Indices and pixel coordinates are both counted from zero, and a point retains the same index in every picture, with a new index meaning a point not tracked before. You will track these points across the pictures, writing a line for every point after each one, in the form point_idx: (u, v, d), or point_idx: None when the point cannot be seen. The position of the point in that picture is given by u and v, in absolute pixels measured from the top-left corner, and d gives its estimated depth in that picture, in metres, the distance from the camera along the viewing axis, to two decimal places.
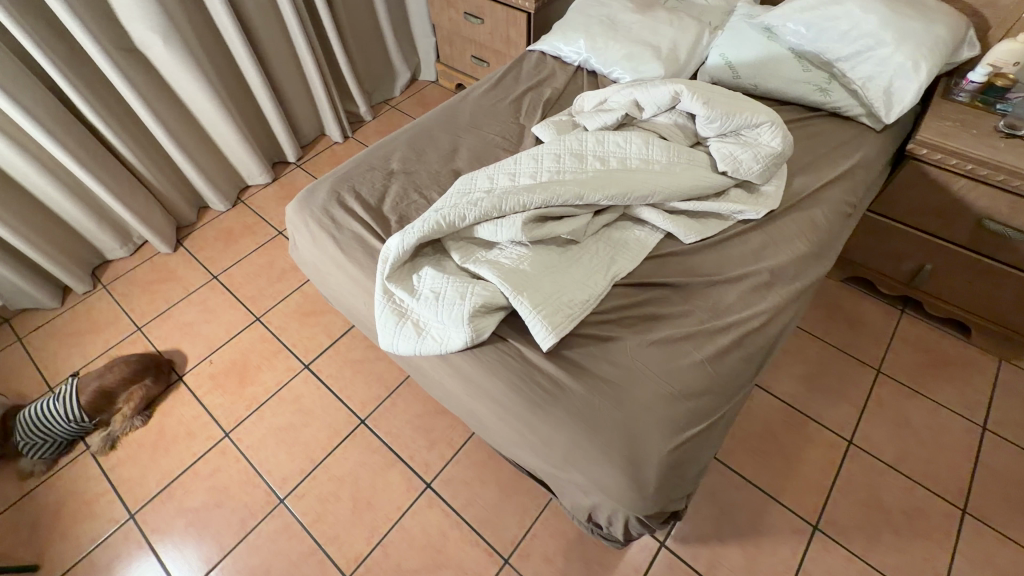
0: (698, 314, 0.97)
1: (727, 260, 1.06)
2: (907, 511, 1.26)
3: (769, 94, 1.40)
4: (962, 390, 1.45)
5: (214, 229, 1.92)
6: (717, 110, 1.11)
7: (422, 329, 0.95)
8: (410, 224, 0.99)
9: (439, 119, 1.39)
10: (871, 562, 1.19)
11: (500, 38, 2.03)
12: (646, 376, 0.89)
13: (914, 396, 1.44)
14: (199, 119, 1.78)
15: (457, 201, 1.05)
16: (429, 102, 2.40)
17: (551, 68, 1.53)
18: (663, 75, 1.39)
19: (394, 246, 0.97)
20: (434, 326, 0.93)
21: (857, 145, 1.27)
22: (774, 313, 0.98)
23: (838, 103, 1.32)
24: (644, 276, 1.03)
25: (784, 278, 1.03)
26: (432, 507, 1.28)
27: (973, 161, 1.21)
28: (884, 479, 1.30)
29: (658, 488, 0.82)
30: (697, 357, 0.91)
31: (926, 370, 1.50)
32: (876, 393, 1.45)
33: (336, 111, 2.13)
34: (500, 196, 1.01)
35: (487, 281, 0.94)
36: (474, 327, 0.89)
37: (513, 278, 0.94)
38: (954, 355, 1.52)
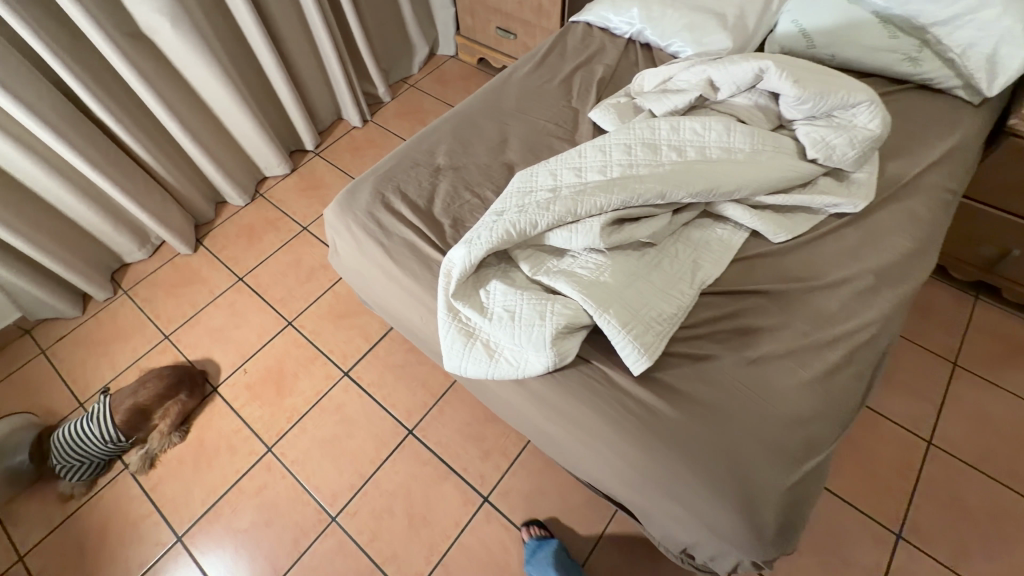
0: (800, 325, 0.87)
1: (824, 261, 0.95)
2: (995, 515, 1.18)
3: (848, 66, 1.26)
4: None
5: (234, 225, 1.81)
6: (809, 90, 0.98)
7: (494, 351, 0.86)
8: (475, 233, 0.89)
9: (481, 103, 1.26)
10: (959, 572, 1.13)
11: (529, 8, 1.86)
12: (751, 401, 0.80)
13: (996, 390, 1.35)
14: (214, 108, 1.64)
15: (523, 204, 0.94)
16: (450, 79, 2.24)
17: (600, 42, 1.38)
18: (731, 46, 1.24)
19: (458, 259, 0.88)
20: (509, 349, 0.84)
21: (954, 122, 1.13)
22: (882, 323, 0.89)
23: (929, 74, 1.18)
24: (733, 282, 0.93)
25: (890, 281, 0.93)
26: (492, 521, 1.22)
27: None
28: (968, 482, 1.23)
29: (775, 528, 0.74)
30: (806, 377, 0.82)
31: (1006, 361, 1.39)
32: (954, 388, 1.36)
33: (354, 93, 1.98)
34: (574, 199, 0.90)
35: (567, 297, 0.84)
36: (557, 351, 0.80)
37: (595, 292, 0.84)
38: None
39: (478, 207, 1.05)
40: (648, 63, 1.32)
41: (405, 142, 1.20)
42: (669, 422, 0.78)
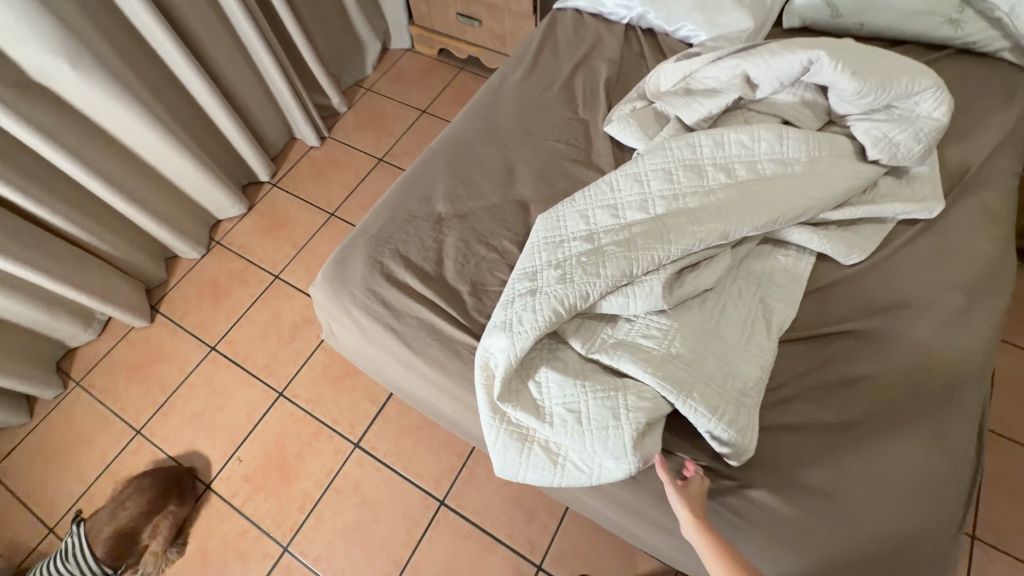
0: (899, 366, 0.76)
1: (909, 280, 0.83)
2: None
3: (878, 34, 1.11)
4: None
5: (194, 284, 1.57)
6: (869, 82, 0.84)
7: (557, 456, 0.72)
8: (514, 316, 0.73)
9: (473, 124, 1.06)
10: None
11: None
12: (868, 477, 0.69)
13: None
14: (144, 155, 1.38)
15: (561, 264, 0.78)
16: (410, 77, 1.98)
17: (595, 31, 1.19)
18: (752, 26, 1.07)
19: (500, 351, 0.72)
20: (577, 453, 0.71)
21: (1007, 90, 1.02)
22: (984, 350, 0.78)
23: (973, 37, 1.05)
24: (812, 322, 0.81)
25: (985, 296, 0.82)
26: None
27: None
28: None
29: None
30: (920, 435, 0.72)
31: None
32: None
33: (306, 109, 1.72)
34: (627, 256, 0.74)
35: (638, 383, 0.70)
36: (641, 455, 0.67)
37: (675, 373, 0.70)
38: None
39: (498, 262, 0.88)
40: (656, 53, 1.14)
41: (392, 187, 1.00)
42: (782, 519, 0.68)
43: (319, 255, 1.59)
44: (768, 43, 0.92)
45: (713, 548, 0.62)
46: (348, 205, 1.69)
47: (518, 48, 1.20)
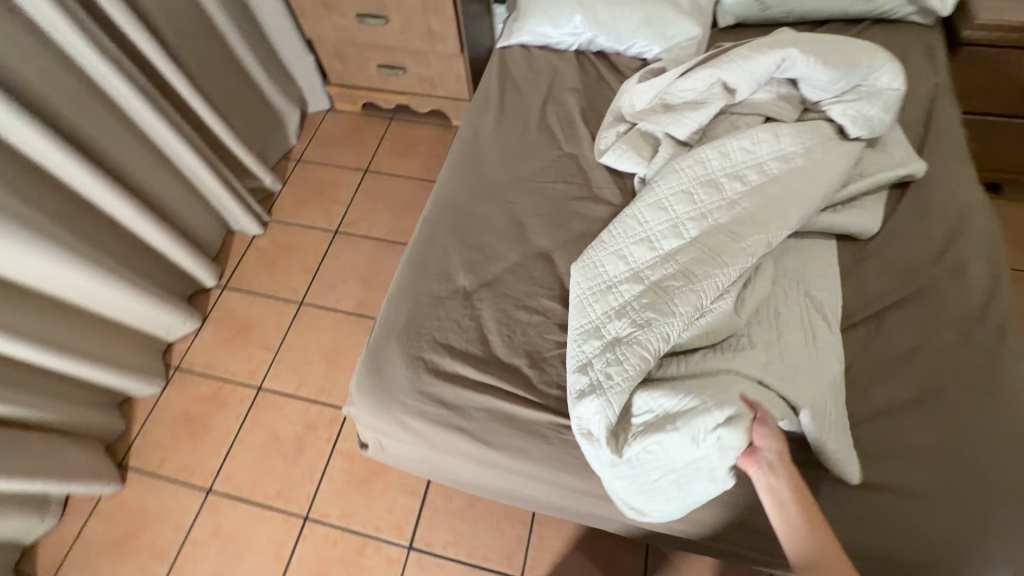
0: (952, 325, 0.81)
1: (924, 240, 0.89)
2: None
3: (805, 18, 1.19)
4: None
5: (163, 423, 1.36)
6: (839, 69, 0.89)
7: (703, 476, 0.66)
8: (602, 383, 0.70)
9: (463, 183, 1.00)
10: None
11: (415, 34, 1.55)
12: (966, 440, 0.72)
13: None
14: (69, 296, 1.17)
15: (624, 309, 0.76)
16: (340, 138, 1.86)
17: (548, 62, 1.18)
18: (700, 32, 1.11)
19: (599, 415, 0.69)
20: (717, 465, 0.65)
21: (926, 48, 1.13)
22: (1008, 288, 0.84)
23: (885, 7, 1.16)
24: (856, 304, 0.84)
25: (983, 237, 0.89)
26: None
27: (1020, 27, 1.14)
28: None
29: None
30: (993, 383, 0.75)
31: None
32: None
33: (241, 198, 1.56)
34: (690, 294, 0.73)
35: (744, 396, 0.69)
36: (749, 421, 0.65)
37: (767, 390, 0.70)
38: None
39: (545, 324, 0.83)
40: (615, 72, 1.15)
41: (399, 270, 0.92)
42: (923, 508, 0.69)
43: (300, 352, 1.43)
44: (734, 49, 0.96)
45: (799, 505, 0.61)
46: (315, 288, 1.54)
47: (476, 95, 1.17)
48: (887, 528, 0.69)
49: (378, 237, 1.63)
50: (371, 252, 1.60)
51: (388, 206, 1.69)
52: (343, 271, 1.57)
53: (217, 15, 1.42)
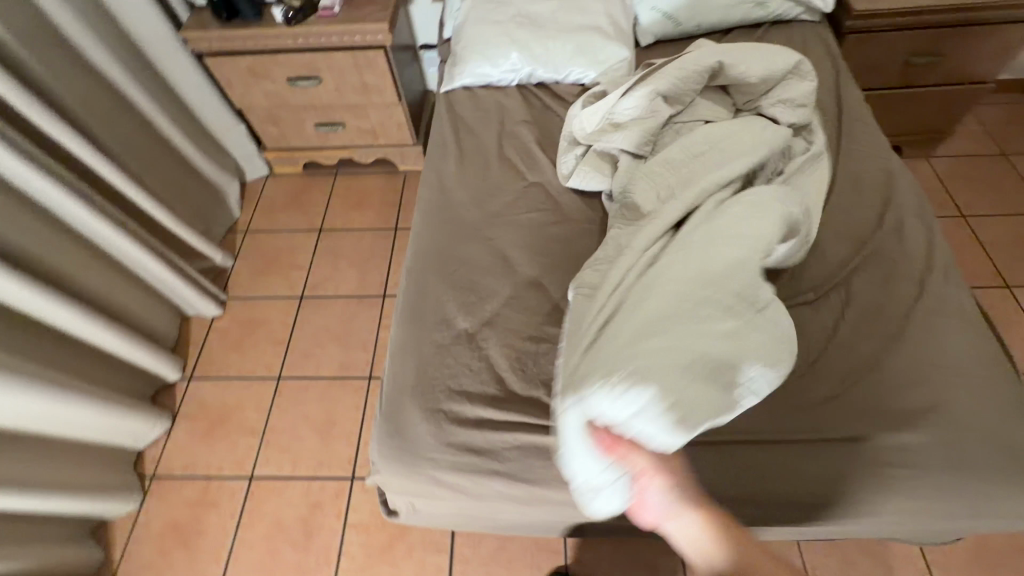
0: (908, 280, 0.89)
1: (863, 207, 0.99)
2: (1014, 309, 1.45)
3: (713, 28, 1.32)
4: (978, 192, 1.67)
5: (149, 540, 1.24)
6: (759, 73, 1.01)
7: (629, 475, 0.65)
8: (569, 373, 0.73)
9: (439, 228, 1.01)
10: None
11: (350, 90, 1.55)
12: (948, 377, 0.79)
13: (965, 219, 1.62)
14: (22, 426, 1.05)
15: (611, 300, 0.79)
16: (286, 202, 1.82)
17: (494, 100, 1.22)
18: (627, 54, 1.20)
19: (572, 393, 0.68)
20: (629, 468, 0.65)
21: (820, 41, 1.28)
22: (941, 237, 0.96)
23: (778, 10, 1.30)
24: (824, 275, 0.92)
25: (909, 196, 1.01)
26: None
27: (885, 13, 1.33)
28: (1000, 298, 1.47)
29: None
30: (954, 321, 0.84)
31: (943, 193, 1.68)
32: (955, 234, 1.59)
33: (194, 281, 1.48)
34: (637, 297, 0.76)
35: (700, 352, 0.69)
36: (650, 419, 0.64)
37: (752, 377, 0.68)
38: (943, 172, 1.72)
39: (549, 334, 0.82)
40: (557, 100, 1.21)
41: (395, 324, 0.92)
42: (930, 449, 0.74)
43: (287, 430, 1.36)
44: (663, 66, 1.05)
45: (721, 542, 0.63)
46: (291, 360, 1.48)
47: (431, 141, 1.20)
48: (906, 475, 0.73)
49: (347, 295, 1.59)
50: (344, 312, 1.55)
51: (351, 262, 1.65)
52: (317, 337, 1.51)
53: (139, 98, 1.36)
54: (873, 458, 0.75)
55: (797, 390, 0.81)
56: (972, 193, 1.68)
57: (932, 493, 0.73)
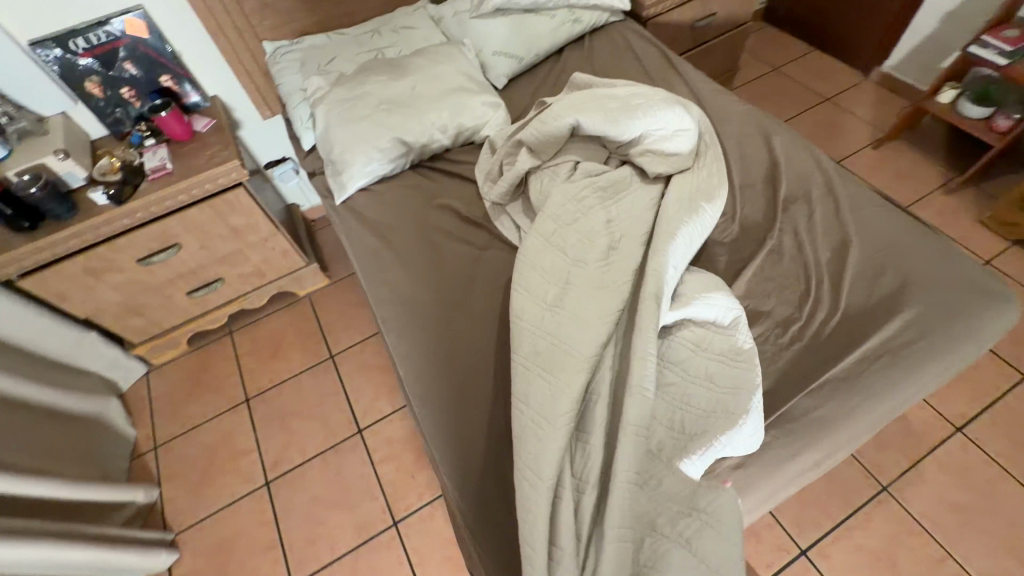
0: (820, 192, 1.05)
1: (753, 151, 1.14)
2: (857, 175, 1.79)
3: (549, 53, 1.42)
4: (777, 102, 2.06)
5: None
6: (618, 120, 1.01)
7: None
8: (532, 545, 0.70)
9: (424, 336, 0.96)
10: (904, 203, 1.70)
11: (219, 240, 1.36)
12: (899, 251, 0.93)
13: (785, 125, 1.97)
14: None
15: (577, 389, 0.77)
16: (188, 389, 1.53)
17: (396, 190, 1.17)
18: (500, 101, 1.23)
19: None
20: None
21: (634, 34, 1.46)
22: (817, 150, 1.14)
23: (592, 21, 1.45)
24: (765, 215, 1.03)
25: (775, 128, 1.19)
26: (830, 552, 1.15)
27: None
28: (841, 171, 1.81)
29: (997, 282, 0.92)
30: (869, 208, 1.01)
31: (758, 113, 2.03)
32: None
33: (126, 541, 1.15)
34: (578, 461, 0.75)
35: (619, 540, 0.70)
36: None
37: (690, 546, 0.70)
38: (748, 97, 2.09)
39: (526, 402, 0.79)
40: (457, 167, 1.20)
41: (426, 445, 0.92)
42: (932, 311, 0.86)
43: None
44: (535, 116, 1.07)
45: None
46: (296, 558, 1.23)
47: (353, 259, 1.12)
48: (932, 340, 0.83)
49: (320, 451, 1.38)
50: (325, 473, 1.34)
51: (303, 415, 1.44)
52: (312, 515, 1.28)
53: None
54: (888, 348, 0.83)
55: (812, 319, 0.88)
56: (774, 104, 2.05)
57: (955, 345, 0.84)
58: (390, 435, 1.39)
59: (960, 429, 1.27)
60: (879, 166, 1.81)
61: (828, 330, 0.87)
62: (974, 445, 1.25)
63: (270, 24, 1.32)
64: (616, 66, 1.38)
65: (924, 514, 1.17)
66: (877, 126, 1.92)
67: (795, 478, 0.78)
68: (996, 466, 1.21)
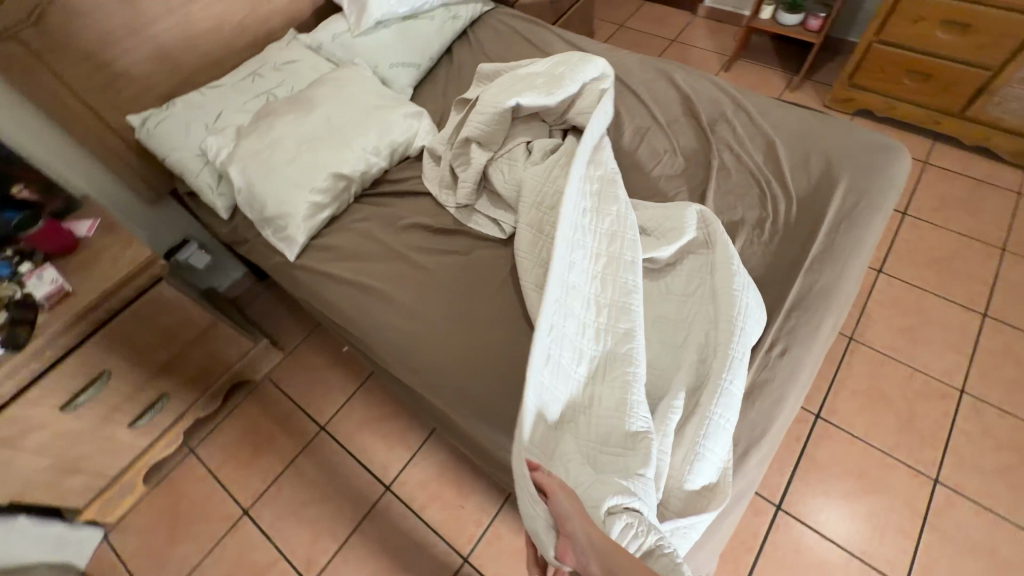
0: (731, 109, 1.18)
1: (663, 92, 1.25)
2: None
3: (440, 55, 1.42)
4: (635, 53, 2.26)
5: None
6: (554, 93, 1.04)
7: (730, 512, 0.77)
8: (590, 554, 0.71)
9: (450, 356, 0.92)
10: None
11: (153, 350, 1.17)
12: (813, 137, 1.10)
13: None
14: None
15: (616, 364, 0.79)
16: (168, 530, 1.29)
17: (350, 227, 1.09)
18: (419, 109, 1.20)
19: None
20: (728, 523, 0.78)
21: (511, 18, 1.51)
22: (711, 77, 1.28)
23: (469, 15, 1.47)
24: (698, 141, 1.15)
25: (669, 67, 1.31)
26: (835, 405, 1.33)
27: None
28: None
29: (887, 139, 1.11)
30: (773, 111, 1.17)
31: None
32: None
33: None
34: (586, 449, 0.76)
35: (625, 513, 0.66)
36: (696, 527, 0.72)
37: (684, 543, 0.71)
38: None
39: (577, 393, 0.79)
40: (402, 185, 1.15)
41: (477, 456, 1.04)
42: (858, 174, 1.02)
43: None
44: (472, 111, 1.07)
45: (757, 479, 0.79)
46: None
47: (332, 316, 1.04)
48: (868, 195, 0.99)
49: (355, 526, 1.26)
50: (371, 545, 1.23)
51: (319, 499, 1.31)
52: None
53: None
54: (842, 215, 0.97)
55: (779, 212, 0.99)
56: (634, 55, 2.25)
57: (884, 194, 1.01)
58: (422, 477, 1.31)
59: (880, 270, 1.54)
60: (736, 83, 2.07)
61: (794, 216, 0.99)
62: (895, 278, 1.51)
63: (129, 95, 1.14)
64: (508, 51, 1.42)
65: (885, 346, 1.40)
66: (721, 51, 2.20)
67: (824, 344, 0.88)
68: (916, 289, 1.49)
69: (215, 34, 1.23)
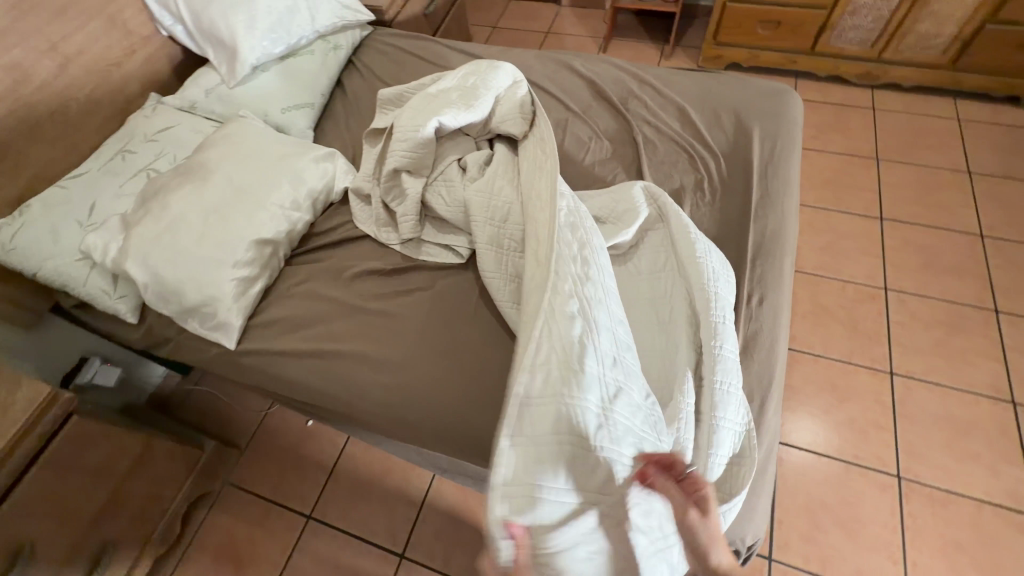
0: (636, 86, 1.22)
1: (568, 83, 1.27)
2: None
3: (330, 91, 1.32)
4: None
5: None
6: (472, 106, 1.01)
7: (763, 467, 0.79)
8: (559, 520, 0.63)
9: (443, 398, 0.85)
10: None
11: (84, 499, 0.97)
12: (717, 97, 1.16)
13: None
14: None
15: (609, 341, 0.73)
16: None
17: (290, 294, 0.98)
18: (330, 150, 1.11)
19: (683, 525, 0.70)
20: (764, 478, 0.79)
21: (394, 38, 1.45)
22: (607, 59, 1.32)
23: (348, 44, 1.38)
24: (617, 122, 1.17)
25: (566, 57, 1.33)
26: (793, 332, 1.43)
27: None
28: None
29: (777, 84, 1.21)
30: (674, 80, 1.22)
31: None
32: None
33: None
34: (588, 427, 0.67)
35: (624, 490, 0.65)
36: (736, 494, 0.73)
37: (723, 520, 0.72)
38: None
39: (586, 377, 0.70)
40: (335, 235, 1.06)
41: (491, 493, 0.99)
42: (765, 122, 1.10)
43: None
44: (392, 141, 1.00)
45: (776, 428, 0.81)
46: None
47: (300, 397, 0.93)
48: (781, 139, 1.07)
49: None
50: None
51: None
52: None
53: None
54: (765, 162, 1.04)
55: (712, 171, 1.04)
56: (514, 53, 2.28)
57: (792, 135, 1.09)
58: (434, 532, 1.22)
59: None
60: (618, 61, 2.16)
61: (725, 173, 1.04)
62: (804, 206, 1.66)
63: None
64: (402, 72, 1.36)
65: (816, 268, 1.53)
66: (595, 34, 2.29)
67: (790, 283, 0.93)
68: (824, 211, 1.64)
69: (61, 115, 1.05)
